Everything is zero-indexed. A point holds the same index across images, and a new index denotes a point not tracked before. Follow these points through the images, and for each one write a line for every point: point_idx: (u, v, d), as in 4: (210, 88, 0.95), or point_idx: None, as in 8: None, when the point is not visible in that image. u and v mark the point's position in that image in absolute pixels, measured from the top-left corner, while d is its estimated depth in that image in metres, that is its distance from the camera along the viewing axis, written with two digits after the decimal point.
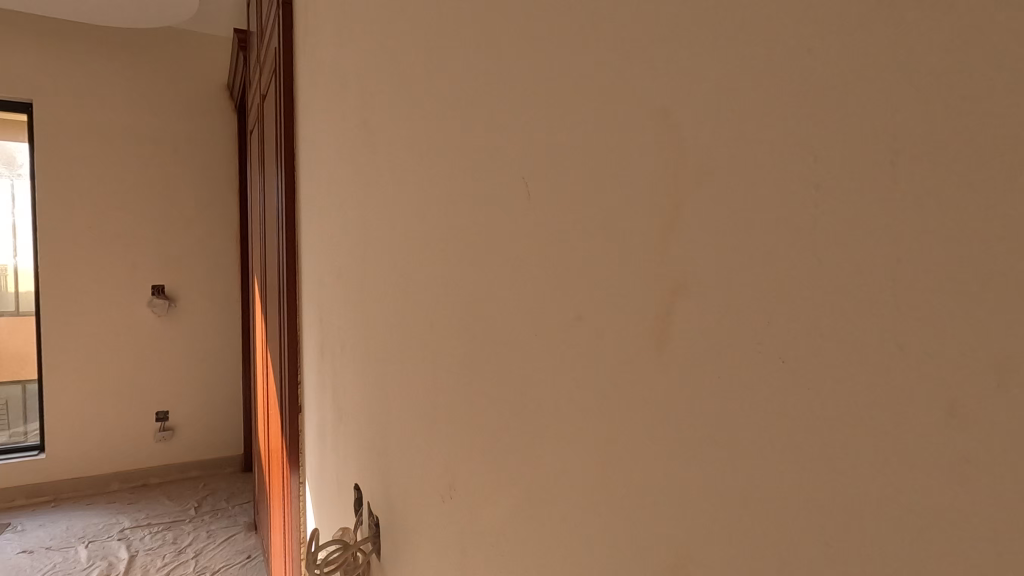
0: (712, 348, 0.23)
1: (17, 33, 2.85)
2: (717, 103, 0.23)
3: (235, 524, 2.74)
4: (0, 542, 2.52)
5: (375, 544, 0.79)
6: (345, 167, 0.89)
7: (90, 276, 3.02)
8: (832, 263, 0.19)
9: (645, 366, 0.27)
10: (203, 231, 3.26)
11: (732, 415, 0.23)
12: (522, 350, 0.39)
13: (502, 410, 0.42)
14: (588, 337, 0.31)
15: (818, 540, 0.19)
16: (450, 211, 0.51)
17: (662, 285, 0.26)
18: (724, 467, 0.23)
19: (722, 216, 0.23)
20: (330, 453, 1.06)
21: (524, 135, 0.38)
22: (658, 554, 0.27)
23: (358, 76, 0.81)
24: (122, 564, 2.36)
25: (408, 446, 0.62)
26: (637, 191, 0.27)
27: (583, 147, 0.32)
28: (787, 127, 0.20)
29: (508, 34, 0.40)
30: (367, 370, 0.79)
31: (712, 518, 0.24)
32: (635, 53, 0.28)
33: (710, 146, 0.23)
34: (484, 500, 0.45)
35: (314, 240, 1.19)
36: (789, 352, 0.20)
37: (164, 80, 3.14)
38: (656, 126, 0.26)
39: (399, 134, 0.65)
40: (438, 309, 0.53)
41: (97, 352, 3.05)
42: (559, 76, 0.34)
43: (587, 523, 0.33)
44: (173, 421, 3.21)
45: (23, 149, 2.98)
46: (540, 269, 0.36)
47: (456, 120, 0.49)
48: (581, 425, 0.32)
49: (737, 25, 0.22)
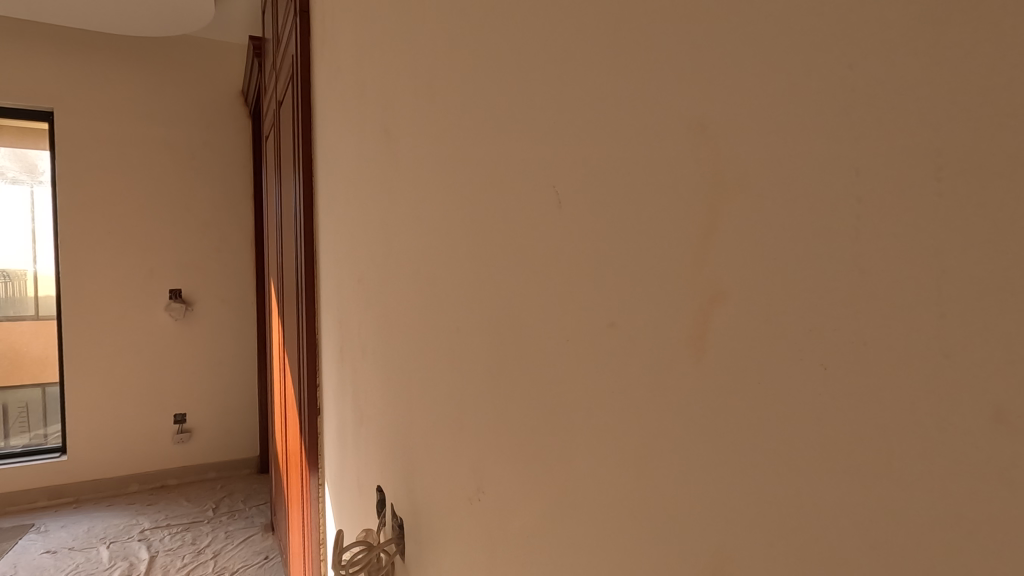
0: (751, 356, 0.24)
1: (37, 43, 2.91)
2: (756, 118, 0.23)
3: (252, 524, 2.77)
4: (25, 541, 2.57)
5: (399, 545, 0.80)
6: (366, 171, 0.91)
7: (109, 281, 3.07)
8: (872, 273, 0.19)
9: (680, 372, 0.28)
10: (219, 235, 3.30)
11: (773, 423, 0.23)
12: (552, 356, 0.39)
13: (532, 411, 0.42)
14: (622, 344, 0.32)
15: (864, 541, 0.20)
16: (476, 217, 0.51)
17: (700, 294, 0.26)
18: (764, 469, 0.24)
19: (761, 228, 0.23)
20: (351, 455, 1.07)
21: (553, 146, 0.39)
22: (697, 555, 0.27)
23: (379, 85, 0.82)
24: (143, 564, 2.40)
25: (433, 448, 0.63)
26: (674, 202, 0.28)
27: (616, 156, 0.32)
28: (828, 142, 0.20)
29: (534, 45, 0.41)
30: (389, 372, 0.80)
31: (752, 523, 0.24)
32: (670, 65, 0.28)
33: (748, 160, 0.24)
34: (515, 504, 0.46)
35: (333, 244, 1.21)
36: (831, 359, 0.21)
37: (181, 87, 3.19)
38: (690, 137, 0.27)
39: (421, 143, 0.66)
40: (463, 313, 0.54)
41: (116, 355, 3.11)
42: (589, 87, 0.35)
43: (621, 524, 0.33)
44: (191, 423, 3.26)
45: (44, 156, 3.04)
46: (571, 273, 0.37)
47: (480, 129, 0.50)
48: (614, 428, 0.33)
49: (776, 39, 0.22)
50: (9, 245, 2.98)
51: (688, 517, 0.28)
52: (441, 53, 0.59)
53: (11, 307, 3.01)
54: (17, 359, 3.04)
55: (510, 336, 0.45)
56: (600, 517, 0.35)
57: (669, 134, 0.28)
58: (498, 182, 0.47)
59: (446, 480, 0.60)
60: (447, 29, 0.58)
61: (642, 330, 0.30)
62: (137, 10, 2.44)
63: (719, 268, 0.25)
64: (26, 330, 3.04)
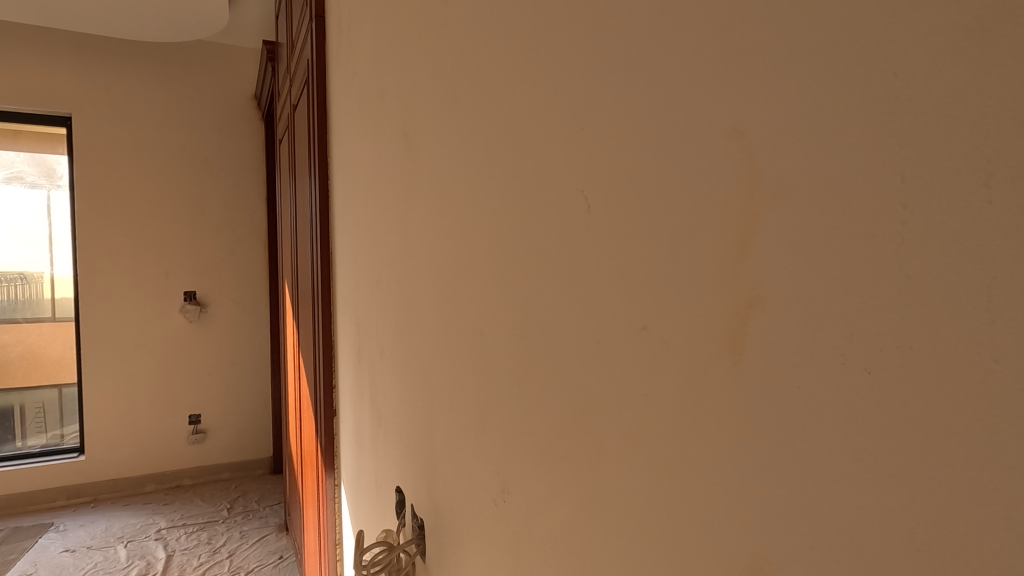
0: (790, 360, 0.24)
1: (55, 50, 2.96)
2: (792, 126, 0.24)
3: (267, 525, 2.80)
4: (44, 541, 2.61)
5: (420, 546, 0.80)
6: (385, 175, 0.91)
7: (126, 283, 3.12)
8: (918, 279, 0.19)
9: (716, 376, 0.28)
10: (233, 238, 3.33)
11: (815, 424, 0.23)
12: (581, 359, 0.40)
13: (560, 410, 0.43)
14: (654, 348, 0.32)
15: (909, 545, 0.20)
16: (500, 221, 0.52)
17: (738, 296, 0.27)
18: (806, 475, 0.24)
19: (801, 232, 0.23)
20: (370, 455, 1.08)
21: (582, 150, 0.39)
22: (734, 555, 0.28)
23: (398, 90, 0.83)
24: (160, 563, 2.42)
25: (456, 451, 0.64)
26: (708, 206, 0.28)
27: (648, 162, 0.32)
28: (870, 147, 0.21)
29: (561, 51, 0.42)
30: (409, 374, 0.81)
31: (792, 524, 0.24)
32: (705, 72, 0.28)
33: (785, 170, 0.24)
34: (541, 505, 0.46)
35: (350, 247, 1.22)
36: (874, 364, 0.21)
37: (196, 93, 3.23)
38: (728, 143, 0.27)
39: (442, 150, 0.66)
40: (487, 318, 0.55)
41: (132, 355, 3.15)
42: (620, 92, 0.35)
43: (654, 525, 0.33)
44: (205, 423, 3.30)
45: (62, 160, 3.08)
46: (602, 279, 0.37)
47: (504, 135, 0.51)
48: (646, 432, 0.34)
49: (817, 48, 0.22)
50: (28, 248, 3.02)
51: (724, 521, 0.28)
52: (462, 58, 0.60)
53: (29, 309, 3.05)
54: (36, 360, 3.08)
55: (536, 339, 0.46)
56: (631, 520, 0.35)
57: (703, 141, 0.29)
58: (524, 187, 0.47)
59: (469, 482, 0.60)
60: (468, 36, 0.58)
61: (675, 335, 0.31)
62: (154, 16, 2.48)
63: (758, 272, 0.26)
64: (45, 332, 3.09)
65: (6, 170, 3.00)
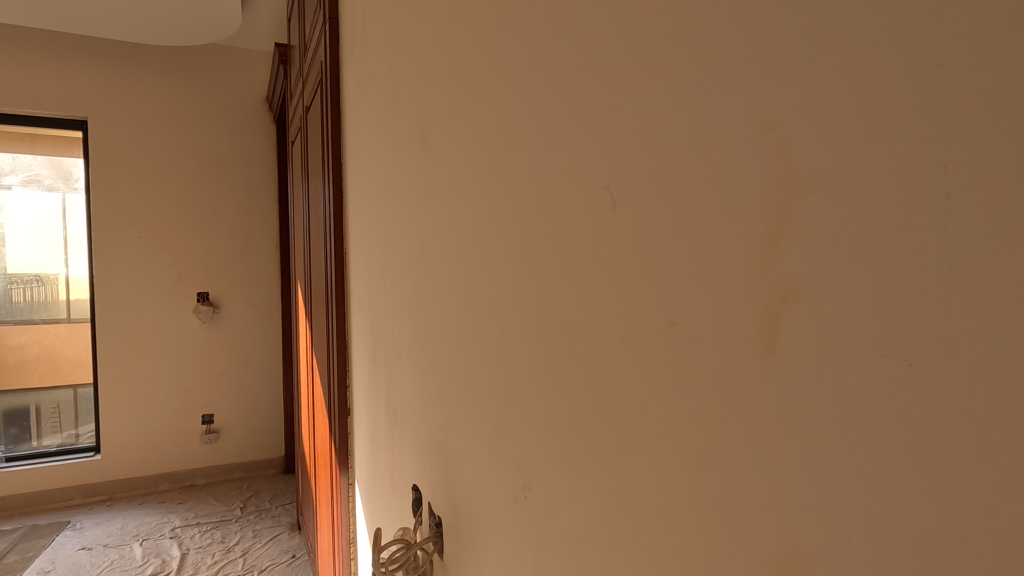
0: (826, 355, 0.24)
1: (71, 55, 3.00)
2: (827, 119, 0.24)
3: (279, 524, 2.81)
4: (62, 538, 2.65)
5: (437, 544, 0.80)
6: (401, 176, 0.92)
7: (140, 285, 3.15)
8: (966, 268, 0.19)
9: (748, 371, 0.28)
10: (245, 239, 3.37)
11: (852, 418, 0.23)
12: (606, 356, 0.40)
13: (584, 407, 0.43)
14: (683, 344, 0.32)
15: (953, 538, 0.20)
16: (521, 219, 0.52)
17: (771, 289, 0.27)
18: (842, 467, 0.24)
19: (838, 226, 0.23)
20: (385, 453, 1.08)
21: (607, 146, 0.39)
22: (770, 553, 0.27)
23: (415, 90, 0.83)
24: (175, 561, 2.45)
25: (475, 448, 0.64)
26: (740, 201, 0.28)
27: (677, 156, 0.32)
28: (911, 139, 0.21)
29: (583, 49, 0.42)
30: (426, 372, 0.81)
31: (829, 519, 0.24)
32: (736, 67, 0.28)
33: (820, 163, 0.24)
34: (566, 503, 0.46)
35: (365, 247, 1.23)
36: (916, 355, 0.21)
37: (209, 96, 3.27)
38: (761, 138, 0.27)
39: (460, 150, 0.67)
40: (507, 315, 0.55)
41: (146, 356, 3.18)
42: (648, 87, 0.35)
43: (684, 524, 0.33)
44: (218, 423, 3.33)
45: (78, 164, 3.12)
46: (628, 276, 0.37)
47: (525, 135, 0.51)
48: (674, 427, 0.34)
49: (859, 43, 0.22)
50: (44, 250, 3.07)
51: (759, 517, 0.28)
52: (480, 58, 0.60)
53: (45, 310, 3.10)
54: (53, 361, 3.13)
55: (560, 336, 0.46)
56: (657, 515, 0.35)
57: (736, 135, 0.28)
58: (546, 185, 0.47)
59: (489, 480, 0.61)
60: (487, 36, 0.59)
61: (705, 331, 0.31)
62: (169, 20, 2.52)
63: (792, 266, 0.26)
64: (61, 333, 3.13)
65: (24, 173, 3.04)
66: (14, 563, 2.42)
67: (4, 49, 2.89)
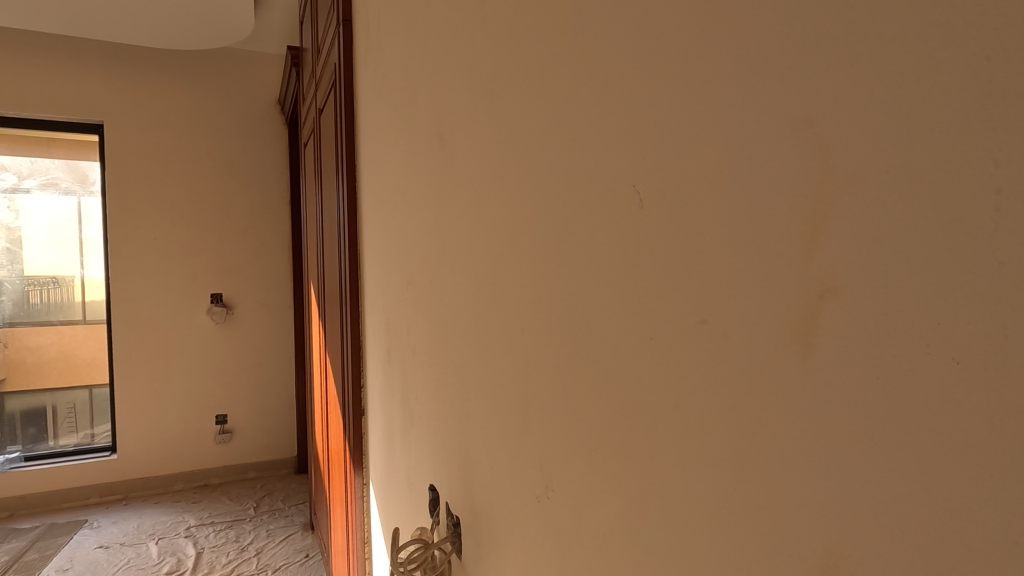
0: (868, 352, 0.24)
1: (87, 59, 3.05)
2: (870, 117, 0.23)
3: (292, 524, 2.83)
4: (79, 537, 2.68)
5: (455, 544, 0.80)
6: (417, 177, 0.92)
7: (155, 286, 3.19)
8: (1017, 266, 0.19)
9: (786, 370, 0.28)
10: (258, 241, 3.40)
11: (898, 420, 0.23)
12: (633, 356, 0.40)
13: (611, 406, 0.43)
14: (715, 342, 0.32)
15: (1007, 539, 0.20)
16: (543, 219, 0.52)
17: (808, 289, 0.26)
18: (883, 465, 0.23)
19: (883, 222, 0.23)
20: (401, 453, 1.08)
21: (636, 145, 0.39)
22: (809, 554, 0.27)
23: (432, 91, 0.83)
24: (190, 560, 2.47)
25: (496, 450, 0.64)
26: (778, 200, 0.28)
27: (710, 153, 0.32)
28: (963, 135, 0.20)
29: (608, 48, 0.42)
30: (444, 372, 0.82)
31: (873, 519, 0.24)
32: (772, 65, 0.28)
33: (862, 160, 0.24)
34: (591, 503, 0.46)
35: (379, 246, 1.24)
36: (963, 354, 0.20)
37: (223, 99, 3.31)
38: (800, 134, 0.27)
39: (479, 150, 0.67)
40: (528, 315, 0.55)
41: (161, 357, 3.22)
42: (676, 87, 0.35)
43: (717, 524, 0.33)
44: (232, 423, 3.36)
45: (95, 167, 3.16)
46: (658, 272, 0.37)
47: (547, 134, 0.51)
48: (707, 427, 0.33)
49: (906, 39, 0.22)
50: (61, 253, 3.11)
51: (795, 515, 0.28)
52: (500, 58, 0.60)
53: (61, 312, 3.12)
54: (70, 361, 3.15)
55: (585, 335, 0.46)
56: (686, 513, 0.35)
57: (773, 133, 0.28)
58: (570, 184, 0.47)
59: (510, 481, 0.61)
60: (507, 36, 0.58)
61: (739, 331, 0.30)
62: (183, 24, 2.54)
63: (829, 264, 0.25)
64: (78, 334, 3.15)
65: (42, 176, 3.09)
66: (33, 561, 2.46)
67: (23, 54, 2.93)
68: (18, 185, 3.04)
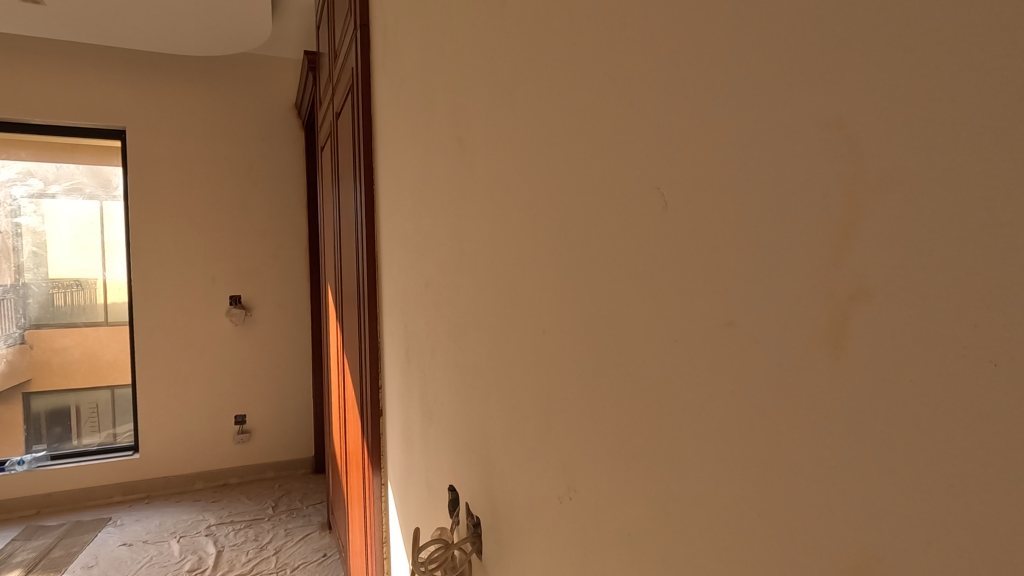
0: (902, 353, 0.24)
1: (110, 66, 3.11)
2: (905, 115, 0.23)
3: (310, 523, 2.86)
4: (104, 534, 2.74)
5: (475, 544, 0.81)
6: (436, 180, 0.93)
7: (175, 288, 3.25)
8: None
9: (817, 376, 0.28)
10: (276, 243, 3.44)
11: (936, 422, 0.23)
12: (657, 356, 0.40)
13: (635, 407, 0.43)
14: (741, 344, 0.32)
15: None
16: (565, 222, 0.52)
17: (840, 288, 0.26)
18: (922, 467, 0.23)
19: (914, 224, 0.23)
20: (420, 452, 1.10)
21: (659, 148, 0.39)
22: (841, 556, 0.27)
23: (450, 94, 0.84)
24: (210, 558, 2.51)
25: (517, 451, 0.64)
26: (807, 201, 0.28)
27: (738, 153, 0.32)
28: (997, 137, 0.20)
29: (630, 51, 0.42)
30: (463, 374, 0.83)
31: (911, 525, 0.24)
32: (802, 67, 0.28)
33: (889, 164, 0.24)
34: (616, 505, 0.46)
35: (397, 248, 1.25)
36: (1002, 356, 0.20)
37: (241, 104, 3.36)
38: (828, 137, 0.27)
39: (500, 153, 0.67)
40: (548, 317, 0.56)
41: (181, 358, 3.27)
42: (700, 90, 0.35)
43: (744, 526, 0.33)
44: (250, 423, 3.41)
45: (117, 172, 3.23)
46: (683, 274, 0.37)
47: (568, 139, 0.52)
48: (733, 429, 0.33)
49: (945, 43, 0.22)
50: (85, 256, 3.18)
51: (825, 517, 0.28)
52: (521, 61, 0.61)
53: (85, 314, 3.19)
54: (93, 362, 3.21)
55: (607, 336, 0.46)
56: (710, 514, 0.36)
57: (805, 136, 0.28)
58: (591, 190, 0.48)
59: (532, 482, 0.61)
60: (527, 39, 0.59)
61: (767, 334, 0.31)
62: (203, 30, 2.59)
63: (861, 267, 0.25)
64: (101, 335, 3.22)
65: (66, 181, 3.16)
66: (60, 557, 2.52)
67: (49, 62, 3.01)
68: (45, 190, 3.12)
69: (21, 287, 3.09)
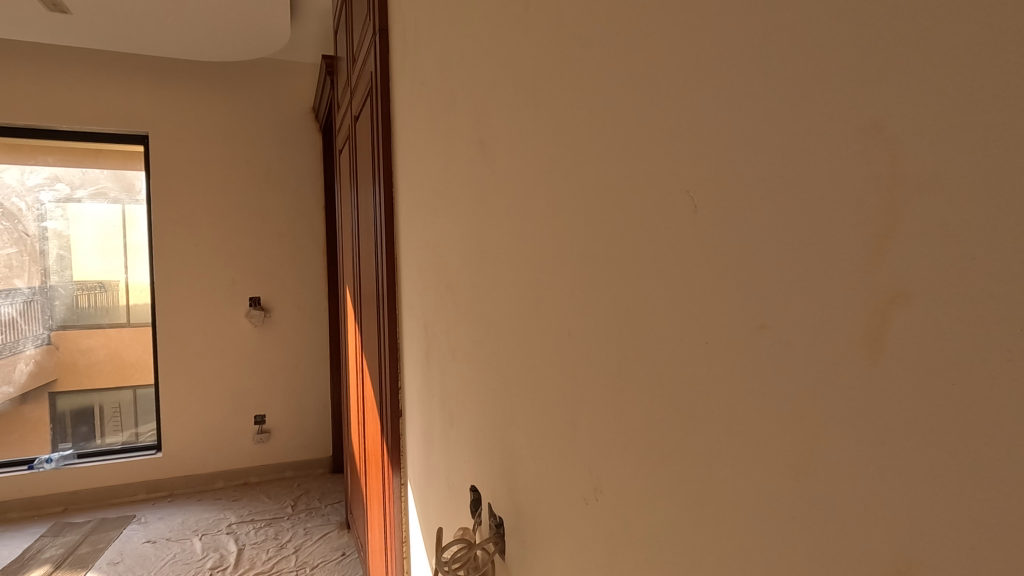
0: (944, 359, 0.24)
1: (133, 73, 3.18)
2: (948, 116, 0.23)
3: (329, 522, 2.89)
4: (129, 531, 2.80)
5: (498, 545, 0.81)
6: (456, 181, 0.94)
7: (196, 289, 3.30)
8: None
9: (854, 379, 0.28)
10: (294, 245, 3.49)
11: (978, 423, 0.23)
12: (687, 357, 0.40)
13: (663, 409, 0.43)
14: (775, 346, 0.32)
15: None
16: (588, 224, 0.53)
17: (878, 293, 0.26)
18: (965, 468, 0.23)
19: (957, 226, 0.23)
20: (441, 451, 1.10)
21: (688, 150, 0.39)
22: (879, 557, 0.27)
23: (471, 97, 0.85)
24: (232, 556, 2.55)
25: (541, 453, 0.65)
26: (843, 205, 0.28)
27: (772, 157, 0.32)
28: None
29: (656, 54, 0.42)
30: (485, 373, 0.83)
31: (953, 528, 0.24)
32: (839, 68, 0.28)
33: (931, 166, 0.24)
34: (644, 506, 0.46)
35: (417, 250, 1.26)
36: None
37: (260, 107, 3.40)
38: (865, 140, 0.27)
39: (523, 156, 0.67)
40: (573, 317, 0.56)
41: (203, 358, 3.32)
42: (731, 91, 0.35)
43: (776, 527, 0.33)
44: (270, 423, 3.45)
45: (140, 176, 3.30)
46: (714, 276, 0.37)
47: (592, 141, 0.52)
48: (766, 431, 0.33)
49: (988, 42, 0.22)
50: (109, 258, 3.25)
51: (861, 519, 0.28)
52: (545, 63, 0.61)
53: (108, 315, 3.26)
54: (117, 363, 3.28)
55: (633, 337, 0.46)
56: (739, 513, 0.36)
57: (842, 139, 0.28)
58: (616, 193, 0.48)
59: (558, 483, 0.61)
60: (550, 41, 0.59)
61: (804, 337, 0.30)
62: (224, 36, 2.63)
63: (900, 271, 0.25)
64: (125, 336, 3.28)
65: (91, 186, 3.23)
66: (86, 554, 2.57)
67: (75, 70, 3.08)
68: (71, 195, 3.19)
69: (48, 290, 3.16)
